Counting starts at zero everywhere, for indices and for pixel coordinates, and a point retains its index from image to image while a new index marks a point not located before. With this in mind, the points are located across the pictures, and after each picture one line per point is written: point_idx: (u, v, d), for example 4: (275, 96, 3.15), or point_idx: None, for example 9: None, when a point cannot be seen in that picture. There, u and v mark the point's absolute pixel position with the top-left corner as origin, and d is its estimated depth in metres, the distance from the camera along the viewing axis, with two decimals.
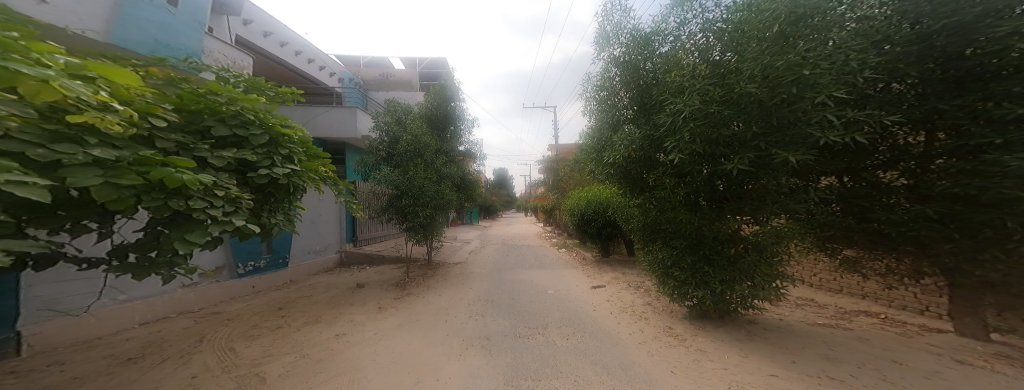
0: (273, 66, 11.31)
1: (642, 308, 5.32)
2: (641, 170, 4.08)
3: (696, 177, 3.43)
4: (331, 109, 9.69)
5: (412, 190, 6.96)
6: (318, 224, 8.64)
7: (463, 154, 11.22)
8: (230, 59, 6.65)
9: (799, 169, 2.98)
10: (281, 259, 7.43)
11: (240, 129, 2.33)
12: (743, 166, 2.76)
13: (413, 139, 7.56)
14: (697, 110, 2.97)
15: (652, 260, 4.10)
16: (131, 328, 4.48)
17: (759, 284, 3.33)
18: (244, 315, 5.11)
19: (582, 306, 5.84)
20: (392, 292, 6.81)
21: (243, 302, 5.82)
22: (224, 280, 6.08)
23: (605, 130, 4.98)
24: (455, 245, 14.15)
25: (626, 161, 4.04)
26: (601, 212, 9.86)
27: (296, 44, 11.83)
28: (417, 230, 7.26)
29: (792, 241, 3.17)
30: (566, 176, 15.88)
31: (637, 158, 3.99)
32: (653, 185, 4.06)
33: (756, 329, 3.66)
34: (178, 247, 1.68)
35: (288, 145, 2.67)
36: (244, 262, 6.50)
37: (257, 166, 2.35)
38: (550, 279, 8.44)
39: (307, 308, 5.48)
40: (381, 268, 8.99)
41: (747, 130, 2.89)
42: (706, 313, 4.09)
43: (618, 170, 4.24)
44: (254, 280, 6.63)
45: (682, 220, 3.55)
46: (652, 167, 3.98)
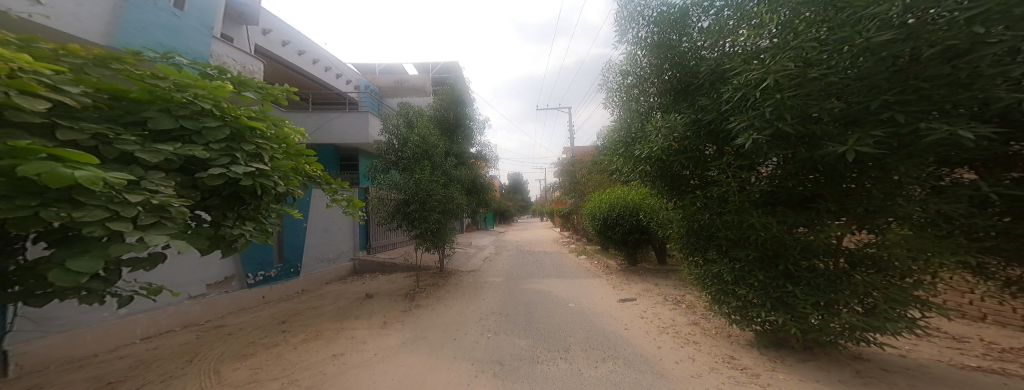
0: (289, 75, 11.30)
1: (688, 331, 4.59)
2: (695, 169, 3.56)
3: (785, 166, 2.82)
4: (343, 114, 9.51)
5: (420, 194, 6.54)
6: (331, 231, 8.38)
7: (474, 157, 10.80)
8: (242, 64, 6.46)
9: (940, 155, 2.18)
10: (293, 268, 7.18)
11: (190, 119, 1.85)
12: (866, 147, 1.98)
13: (421, 140, 7.21)
14: (789, 75, 2.27)
15: (710, 270, 3.58)
16: (131, 344, 4.21)
17: (878, 311, 2.77)
18: (247, 329, 4.77)
19: (610, 324, 5.13)
20: (400, 304, 6.41)
21: (250, 315, 5.52)
22: (233, 291, 5.81)
23: (632, 123, 4.33)
24: (468, 252, 13.74)
25: (668, 154, 3.42)
26: (626, 217, 9.06)
27: (312, 52, 11.83)
28: (426, 237, 6.83)
29: (935, 257, 2.47)
30: (583, 179, 15.17)
31: (680, 148, 3.37)
32: (715, 183, 3.45)
33: (869, 369, 3.17)
34: (54, 280, 1.15)
35: (257, 140, 2.18)
36: (254, 271, 6.25)
37: (211, 164, 1.83)
38: (570, 289, 7.76)
39: (311, 322, 5.10)
40: (393, 277, 8.65)
41: (872, 99, 2.07)
42: (790, 343, 3.66)
43: (661, 163, 3.60)
44: (264, 290, 6.34)
45: (756, 227, 2.99)
46: (702, 156, 3.43)
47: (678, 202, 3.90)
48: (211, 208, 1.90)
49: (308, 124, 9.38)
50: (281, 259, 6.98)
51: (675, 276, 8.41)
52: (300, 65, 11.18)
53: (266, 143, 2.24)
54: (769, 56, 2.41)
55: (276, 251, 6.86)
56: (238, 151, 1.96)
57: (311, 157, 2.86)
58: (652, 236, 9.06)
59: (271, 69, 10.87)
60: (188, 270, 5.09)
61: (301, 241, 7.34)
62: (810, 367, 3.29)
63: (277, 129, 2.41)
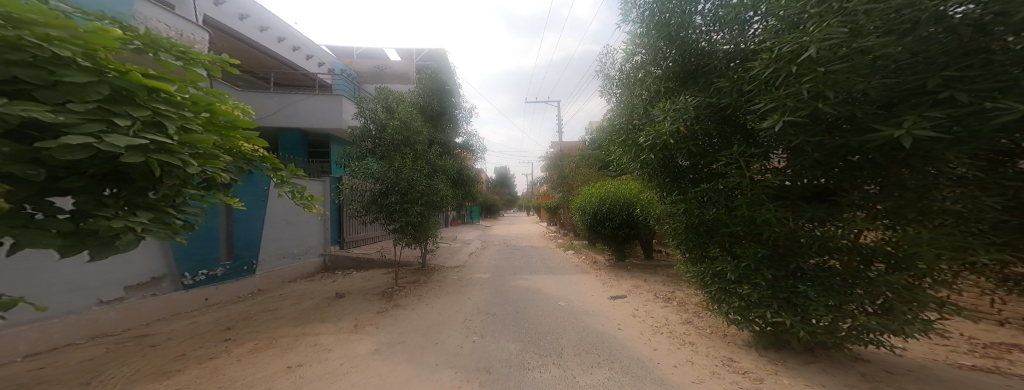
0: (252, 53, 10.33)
1: (682, 331, 4.34)
2: (699, 159, 3.29)
3: (810, 154, 2.48)
4: (310, 97, 8.72)
5: (400, 184, 6.02)
6: (296, 225, 7.67)
7: (459, 147, 10.27)
8: (177, 30, 5.62)
9: (988, 140, 1.89)
10: (246, 266, 6.35)
11: (31, 68, 1.20)
12: (930, 132, 1.72)
13: (401, 125, 6.64)
14: (837, 44, 1.96)
15: (710, 268, 3.31)
16: (11, 362, 3.26)
17: (896, 313, 2.48)
18: (177, 338, 4.06)
19: (602, 325, 4.86)
20: (376, 304, 5.92)
21: (187, 320, 4.75)
22: (164, 294, 4.90)
23: (630, 111, 4.04)
24: (451, 247, 13.25)
25: (675, 143, 3.13)
26: (617, 211, 8.86)
27: (278, 29, 10.87)
28: (406, 231, 6.30)
29: (966, 255, 2.16)
30: (571, 173, 14.96)
31: (688, 134, 3.07)
32: (721, 175, 3.17)
33: (874, 372, 2.94)
34: None
35: (156, 105, 1.50)
36: (193, 271, 5.35)
37: (67, 133, 1.19)
38: (559, 287, 7.49)
39: (261, 328, 4.47)
40: (369, 274, 8.08)
41: (928, 76, 1.83)
42: (790, 344, 3.43)
43: (667, 151, 3.29)
44: (207, 292, 5.48)
45: (768, 222, 2.73)
46: (711, 144, 3.13)
47: (678, 196, 3.60)
48: (79, 198, 1.28)
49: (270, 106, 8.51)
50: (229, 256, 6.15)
51: (663, 272, 8.30)
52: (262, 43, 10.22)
53: (176, 110, 1.59)
54: (808, 24, 2.11)
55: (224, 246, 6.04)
56: (119, 117, 1.31)
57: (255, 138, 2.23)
58: (641, 231, 8.93)
59: (231, 46, 9.87)
60: (102, 269, 4.18)
61: (256, 236, 6.53)
62: (814, 370, 3.05)
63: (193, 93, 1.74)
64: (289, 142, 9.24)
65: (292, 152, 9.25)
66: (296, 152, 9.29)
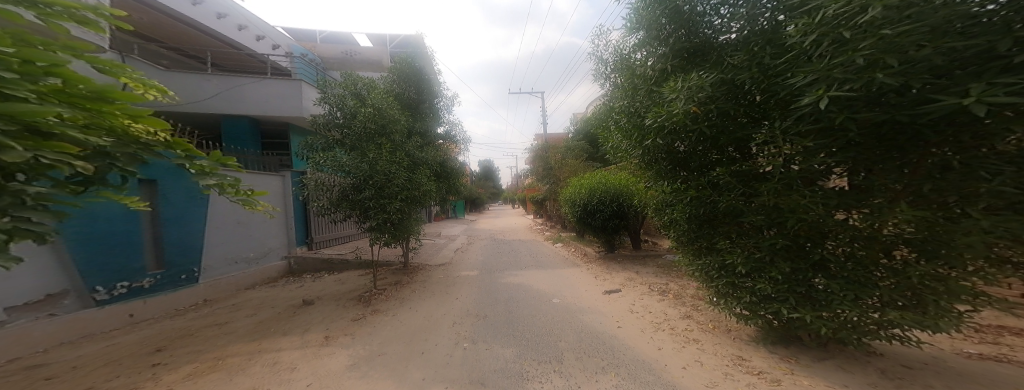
0: (190, 32, 9.26)
1: (684, 327, 4.14)
2: (712, 145, 3.05)
3: (847, 134, 2.22)
4: (262, 80, 8.08)
5: (376, 177, 5.49)
6: (250, 225, 7.02)
7: (440, 138, 9.71)
8: None
9: None
10: (184, 274, 5.60)
11: None
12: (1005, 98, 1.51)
13: (373, 113, 6.04)
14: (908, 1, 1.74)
15: (715, 261, 3.07)
16: None
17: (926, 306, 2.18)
18: (89, 367, 3.40)
19: (601, 322, 4.84)
20: (352, 311, 5.45)
21: (103, 343, 4.07)
22: (72, 312, 4.15)
23: (630, 92, 3.75)
24: (436, 243, 12.76)
25: (690, 124, 2.85)
26: (608, 202, 8.67)
27: (215, 3, 9.58)
28: (384, 229, 5.78)
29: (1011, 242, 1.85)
30: (556, 164, 14.69)
31: (704, 114, 2.77)
32: (737, 160, 3.00)
33: (890, 367, 2.80)
34: None
35: None
36: (109, 283, 4.55)
37: None
38: (552, 282, 7.25)
39: (204, 349, 3.89)
40: (344, 276, 7.52)
41: (1004, 38, 1.62)
42: (801, 340, 3.25)
43: (681, 133, 3.04)
44: (133, 306, 4.76)
45: (791, 208, 2.48)
46: (730, 122, 2.83)
47: (683, 185, 3.34)
48: None
49: (210, 89, 7.82)
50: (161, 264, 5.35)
51: (653, 262, 8.21)
52: (202, 20, 9.15)
53: None
54: None
55: (152, 253, 5.24)
56: None
57: (151, 118, 1.83)
58: (631, 221, 8.82)
59: (163, 23, 8.75)
60: None
61: (194, 241, 5.77)
62: (830, 367, 2.87)
63: (25, 51, 1.25)
64: (236, 132, 8.39)
65: (241, 143, 8.39)
66: (246, 143, 8.43)
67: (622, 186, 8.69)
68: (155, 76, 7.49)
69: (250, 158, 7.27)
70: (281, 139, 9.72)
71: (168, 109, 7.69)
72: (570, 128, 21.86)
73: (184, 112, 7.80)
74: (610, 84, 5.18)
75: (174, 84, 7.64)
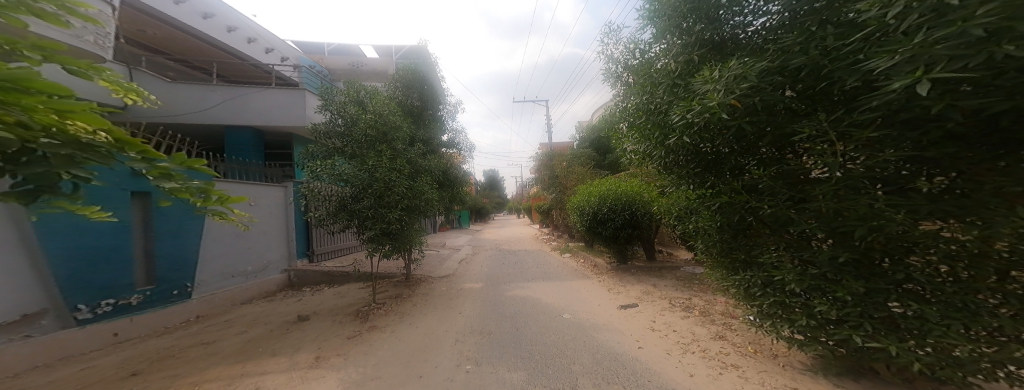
0: (199, 45, 9.29)
1: (718, 350, 3.72)
2: (751, 143, 2.70)
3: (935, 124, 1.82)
4: (265, 89, 7.95)
5: (375, 185, 5.19)
6: (250, 236, 6.77)
7: (444, 146, 9.46)
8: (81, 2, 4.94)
9: None
10: (177, 290, 5.32)
11: None
12: None
13: (375, 119, 5.81)
14: None
15: (761, 276, 2.67)
16: None
17: None
18: None
19: (619, 342, 4.39)
20: (348, 327, 5.08)
21: (80, 366, 3.74)
22: (50, 332, 3.83)
23: (647, 88, 3.43)
24: (440, 254, 12.40)
25: (728, 118, 2.52)
26: (619, 210, 8.23)
27: (225, 17, 9.65)
28: (383, 240, 5.44)
29: None
30: (562, 172, 14.35)
31: (745, 106, 2.44)
32: (784, 157, 2.59)
33: None
34: None
35: None
36: (95, 302, 4.26)
37: None
38: (562, 295, 6.81)
39: (183, 373, 3.53)
40: (344, 290, 7.17)
41: None
42: (863, 368, 2.77)
43: (716, 129, 2.71)
44: (119, 325, 4.46)
45: (857, 217, 2.05)
46: (774, 115, 2.47)
47: (719, 190, 2.97)
48: None
49: (214, 98, 7.71)
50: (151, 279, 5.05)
51: (670, 274, 7.74)
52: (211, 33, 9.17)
53: None
54: None
55: (142, 268, 4.94)
56: None
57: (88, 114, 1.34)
58: (644, 231, 8.37)
59: (171, 35, 8.78)
60: None
61: (188, 254, 5.49)
62: None
63: None
64: (238, 143, 8.19)
65: (242, 154, 8.16)
66: (247, 154, 8.19)
67: (634, 194, 8.28)
68: (158, 87, 7.41)
69: (251, 168, 6.96)
70: (284, 149, 9.58)
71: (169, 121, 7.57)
72: (575, 137, 21.61)
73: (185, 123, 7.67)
74: (624, 85, 4.85)
75: (177, 94, 7.56)
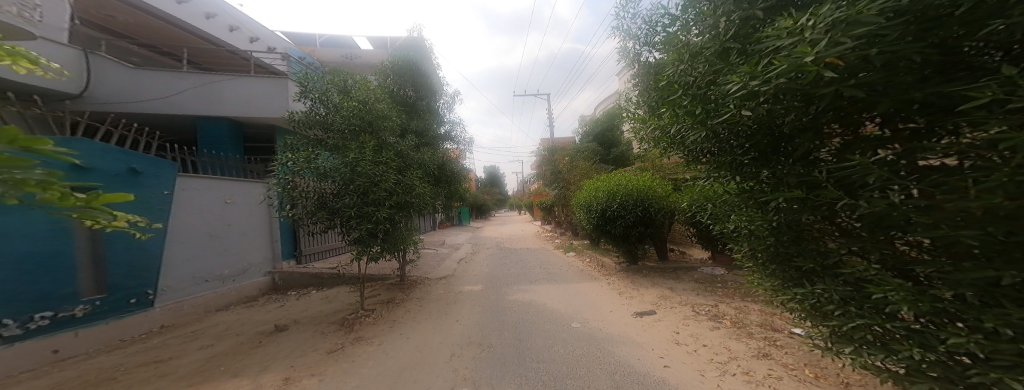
0: (173, 31, 8.61)
1: (765, 373, 3.18)
2: (842, 115, 1.83)
3: None
4: (240, 78, 7.29)
5: (358, 181, 4.56)
6: (225, 236, 6.17)
7: (441, 138, 8.84)
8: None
9: None
10: (136, 298, 4.75)
11: None
12: None
13: (359, 106, 5.18)
14: None
15: (841, 291, 2.12)
16: None
17: None
18: None
19: (641, 359, 3.80)
20: (332, 339, 4.52)
21: None
22: None
23: (688, 55, 2.60)
24: (439, 253, 11.90)
25: (814, 85, 1.60)
26: (630, 207, 7.59)
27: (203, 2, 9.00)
28: (371, 242, 4.83)
29: None
30: (566, 166, 13.76)
31: (849, 67, 1.51)
32: (890, 141, 1.73)
33: None
34: None
35: None
36: (25, 317, 3.69)
37: None
38: (570, 300, 6.25)
39: None
40: (333, 293, 6.61)
41: None
42: None
43: (792, 101, 1.80)
44: (60, 341, 3.90)
45: (1020, 214, 1.22)
46: (896, 75, 1.48)
47: (786, 186, 2.16)
48: None
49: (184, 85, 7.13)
50: (100, 289, 4.39)
51: (687, 276, 7.13)
52: (186, 18, 8.48)
53: None
54: None
55: (89, 276, 4.30)
56: None
57: None
58: (657, 229, 7.77)
59: (142, 21, 8.11)
60: None
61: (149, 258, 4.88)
62: None
63: None
64: (212, 136, 7.54)
65: (217, 148, 7.50)
66: (223, 148, 7.56)
67: (646, 189, 7.62)
68: (119, 73, 6.83)
69: (229, 163, 6.43)
70: (268, 143, 8.96)
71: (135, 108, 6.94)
72: (578, 131, 21.02)
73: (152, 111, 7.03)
74: (646, 63, 4.15)
75: (139, 81, 6.93)
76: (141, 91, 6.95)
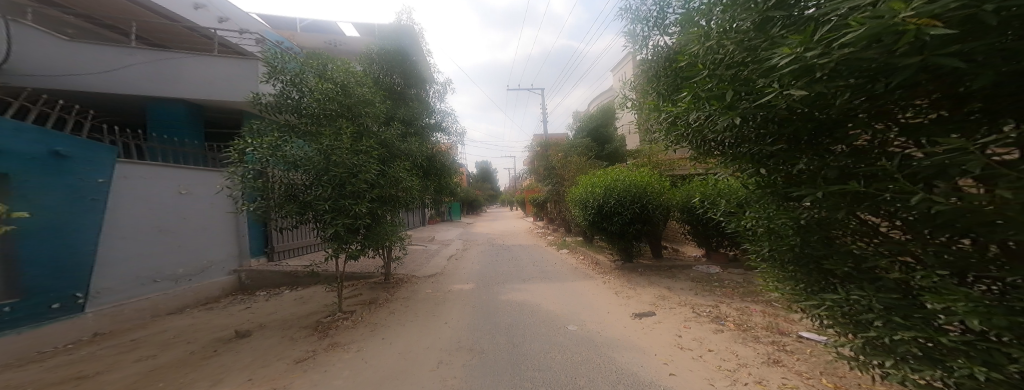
0: (127, 7, 7.80)
1: (779, 383, 2.93)
2: (912, 93, 1.48)
3: None
4: (195, 57, 7.02)
5: (334, 171, 4.10)
6: (178, 233, 5.93)
7: (431, 129, 8.38)
8: None
9: None
10: (68, 300, 4.45)
11: None
12: None
13: (336, 89, 4.70)
14: None
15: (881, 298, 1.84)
16: None
17: None
18: None
19: (644, 366, 3.50)
20: (304, 345, 4.10)
21: None
22: None
23: (717, 28, 2.24)
24: (429, 249, 11.49)
25: (891, 56, 1.27)
26: (628, 203, 7.32)
27: None
28: (350, 239, 4.38)
29: None
30: (560, 161, 13.44)
31: (948, 28, 1.15)
32: (970, 123, 1.41)
33: None
34: None
35: None
36: None
37: None
38: (564, 299, 5.98)
39: None
40: (311, 293, 6.14)
41: None
42: None
43: (854, 78, 1.46)
44: None
45: None
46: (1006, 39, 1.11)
47: (828, 178, 1.87)
48: None
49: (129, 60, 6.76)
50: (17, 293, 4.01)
51: (683, 275, 6.92)
52: None
53: None
54: None
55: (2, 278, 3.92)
56: None
57: None
58: (653, 226, 7.54)
59: None
60: None
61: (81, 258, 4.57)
62: None
63: None
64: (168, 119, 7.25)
65: (173, 130, 7.24)
66: (180, 131, 7.29)
67: (644, 185, 7.36)
68: (50, 45, 6.40)
69: (186, 150, 6.30)
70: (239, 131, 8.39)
71: (69, 82, 6.50)
72: (572, 126, 20.71)
73: (90, 85, 6.61)
74: (662, 46, 3.81)
75: (73, 54, 6.51)
76: (76, 64, 6.52)
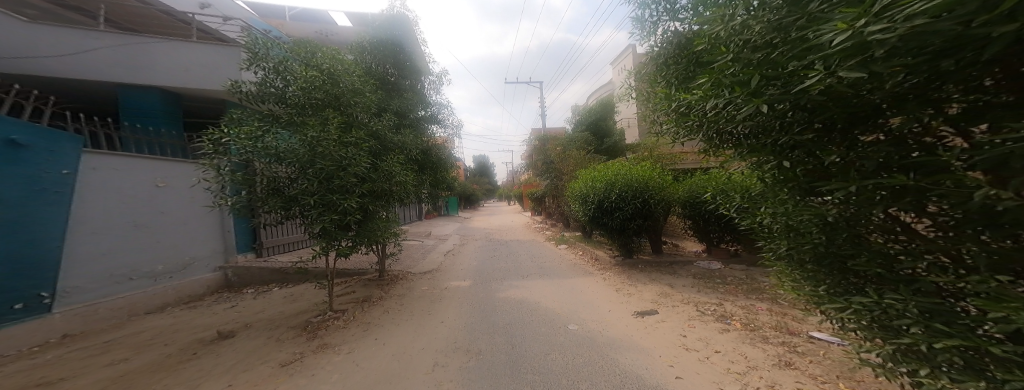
0: None
1: (794, 387, 2.76)
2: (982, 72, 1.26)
3: None
4: (168, 42, 6.82)
5: (321, 164, 3.86)
6: (156, 229, 5.73)
7: (425, 121, 8.09)
8: None
9: None
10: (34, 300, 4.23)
11: None
12: None
13: (323, 77, 4.42)
14: None
15: (919, 303, 1.62)
16: None
17: None
18: None
19: (649, 369, 3.33)
20: (291, 347, 3.89)
21: None
22: None
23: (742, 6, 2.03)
24: (425, 245, 11.27)
25: (971, 27, 1.06)
26: (630, 198, 7.13)
27: None
28: (339, 235, 4.15)
29: None
30: (559, 155, 13.20)
31: None
32: None
33: None
34: None
35: None
36: None
37: None
38: (563, 296, 5.81)
39: None
40: (302, 291, 5.92)
41: None
42: None
43: (918, 54, 1.26)
44: None
45: None
46: None
47: (866, 170, 1.69)
48: None
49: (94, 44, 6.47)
50: None
51: (684, 271, 6.77)
52: None
53: None
54: None
55: None
56: None
57: None
58: (654, 221, 7.37)
59: None
60: None
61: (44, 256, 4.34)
62: None
63: None
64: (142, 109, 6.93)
65: (148, 121, 6.92)
66: (156, 121, 6.98)
67: (645, 180, 7.17)
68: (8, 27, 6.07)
69: (165, 141, 6.10)
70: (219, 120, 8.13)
71: (28, 65, 6.16)
72: (570, 120, 20.43)
73: (50, 70, 6.27)
74: (675, 32, 3.57)
75: (32, 36, 6.16)
76: (35, 46, 6.17)
